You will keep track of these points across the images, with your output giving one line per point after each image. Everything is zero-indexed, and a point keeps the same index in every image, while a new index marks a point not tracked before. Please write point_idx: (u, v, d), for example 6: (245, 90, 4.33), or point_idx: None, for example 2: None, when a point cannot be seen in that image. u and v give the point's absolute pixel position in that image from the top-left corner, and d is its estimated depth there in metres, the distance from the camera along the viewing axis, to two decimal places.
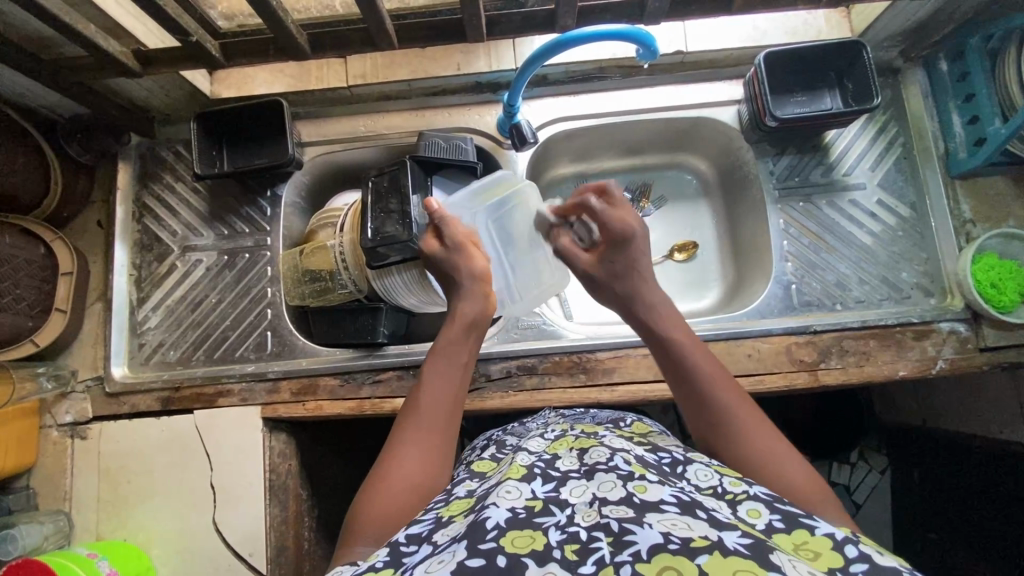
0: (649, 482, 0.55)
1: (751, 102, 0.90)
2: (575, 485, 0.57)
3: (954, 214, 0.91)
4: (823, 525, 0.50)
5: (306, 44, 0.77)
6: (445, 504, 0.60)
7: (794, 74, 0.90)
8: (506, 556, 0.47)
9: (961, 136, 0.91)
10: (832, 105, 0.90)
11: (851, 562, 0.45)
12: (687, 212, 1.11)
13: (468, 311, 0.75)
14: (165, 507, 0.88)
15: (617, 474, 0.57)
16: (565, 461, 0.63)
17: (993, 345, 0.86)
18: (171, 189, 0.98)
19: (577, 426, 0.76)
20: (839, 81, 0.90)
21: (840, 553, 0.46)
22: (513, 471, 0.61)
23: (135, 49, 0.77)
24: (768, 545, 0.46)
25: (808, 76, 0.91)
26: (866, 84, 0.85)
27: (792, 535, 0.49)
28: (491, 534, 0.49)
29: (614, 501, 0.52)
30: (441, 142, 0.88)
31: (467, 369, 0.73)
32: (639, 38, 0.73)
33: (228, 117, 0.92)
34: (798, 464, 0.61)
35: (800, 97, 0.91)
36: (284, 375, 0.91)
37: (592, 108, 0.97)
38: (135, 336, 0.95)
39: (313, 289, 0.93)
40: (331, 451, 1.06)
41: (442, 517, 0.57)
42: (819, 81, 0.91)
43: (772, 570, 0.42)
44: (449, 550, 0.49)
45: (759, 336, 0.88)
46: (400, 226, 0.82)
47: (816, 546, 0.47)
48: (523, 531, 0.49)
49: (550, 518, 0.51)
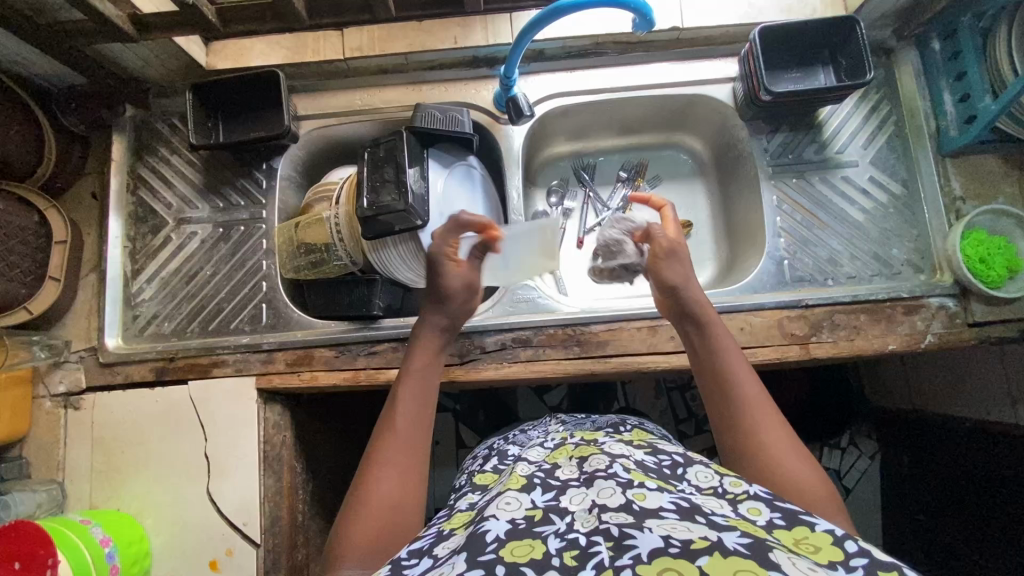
0: (648, 490, 0.55)
1: (746, 79, 0.91)
2: (574, 493, 0.58)
3: (944, 191, 0.92)
4: (821, 519, 0.51)
5: (303, 10, 0.77)
6: (447, 520, 0.63)
7: (787, 52, 0.91)
8: (505, 565, 0.47)
9: (952, 114, 0.91)
10: (826, 81, 0.91)
11: (851, 556, 0.46)
12: (682, 192, 1.12)
13: (433, 335, 0.77)
14: (159, 477, 0.88)
15: (617, 481, 0.57)
16: (565, 470, 0.64)
17: (981, 320, 0.87)
18: (166, 161, 0.98)
19: (575, 433, 0.78)
20: (833, 58, 0.91)
21: (839, 547, 0.47)
22: (512, 482, 0.63)
23: (131, 14, 0.76)
24: (768, 545, 0.46)
25: (803, 52, 0.91)
26: (859, 60, 0.86)
27: (792, 530, 0.51)
28: (490, 547, 0.49)
29: (612, 508, 0.52)
30: (438, 115, 0.88)
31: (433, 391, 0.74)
32: (636, 7, 0.72)
33: (223, 87, 0.92)
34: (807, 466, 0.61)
35: (795, 74, 0.92)
36: (279, 347, 0.91)
37: (588, 85, 0.98)
38: (129, 307, 0.95)
39: (308, 261, 0.94)
40: (325, 427, 1.07)
41: (443, 532, 0.59)
42: (814, 57, 0.92)
43: (772, 570, 0.42)
44: (449, 562, 0.49)
45: (752, 310, 0.89)
46: (395, 196, 0.82)
47: (816, 539, 0.49)
48: (522, 541, 0.50)
49: (550, 527, 0.52)
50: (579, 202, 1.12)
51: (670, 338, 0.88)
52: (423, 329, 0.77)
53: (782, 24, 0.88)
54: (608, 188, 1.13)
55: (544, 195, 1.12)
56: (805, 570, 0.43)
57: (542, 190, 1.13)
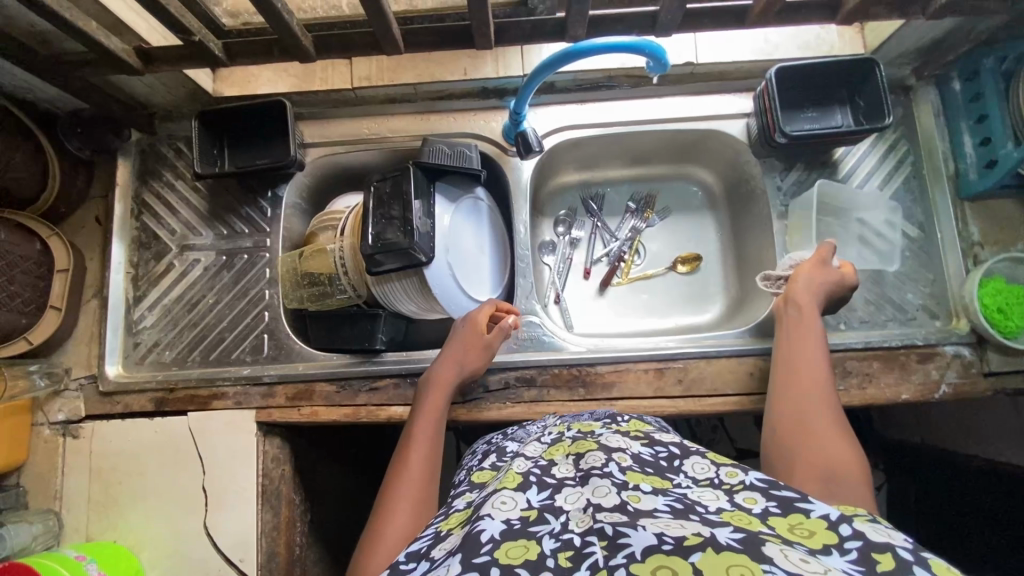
0: (643, 491, 0.54)
1: (760, 117, 0.89)
2: (569, 492, 0.55)
3: (962, 235, 0.90)
4: (818, 507, 0.50)
5: (310, 46, 0.76)
6: (444, 518, 0.60)
7: (805, 92, 0.89)
8: (500, 568, 0.47)
9: (972, 157, 0.89)
10: (843, 122, 0.89)
11: (845, 539, 0.47)
12: (693, 224, 1.09)
13: (446, 376, 0.82)
14: (157, 510, 0.87)
15: (611, 481, 0.55)
16: (560, 467, 0.61)
17: (997, 370, 0.85)
18: (170, 187, 0.97)
19: (573, 426, 0.73)
20: (851, 98, 0.89)
21: (834, 531, 0.47)
22: (507, 480, 0.59)
23: (137, 47, 0.75)
24: (761, 538, 0.45)
25: (821, 91, 0.89)
26: (878, 103, 0.84)
27: (787, 517, 0.50)
28: (486, 548, 0.48)
29: (607, 507, 0.51)
30: (445, 149, 0.87)
31: (442, 431, 0.78)
32: (650, 51, 0.71)
33: (230, 115, 0.91)
34: (846, 451, 0.65)
35: (811, 113, 0.90)
36: (279, 380, 0.90)
37: (597, 118, 0.96)
38: (130, 335, 0.94)
39: (312, 293, 0.92)
40: (325, 455, 1.06)
41: (441, 531, 0.57)
42: (831, 97, 0.90)
43: (764, 564, 0.41)
44: (445, 565, 0.49)
45: (763, 355, 0.87)
46: (400, 234, 0.81)
47: (811, 525, 0.49)
48: (518, 542, 0.49)
49: (545, 528, 0.51)
50: (587, 231, 1.10)
51: (677, 382, 0.87)
52: (438, 370, 0.82)
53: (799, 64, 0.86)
54: (617, 218, 1.10)
55: (551, 224, 1.10)
56: (798, 561, 0.42)
57: (549, 220, 1.11)
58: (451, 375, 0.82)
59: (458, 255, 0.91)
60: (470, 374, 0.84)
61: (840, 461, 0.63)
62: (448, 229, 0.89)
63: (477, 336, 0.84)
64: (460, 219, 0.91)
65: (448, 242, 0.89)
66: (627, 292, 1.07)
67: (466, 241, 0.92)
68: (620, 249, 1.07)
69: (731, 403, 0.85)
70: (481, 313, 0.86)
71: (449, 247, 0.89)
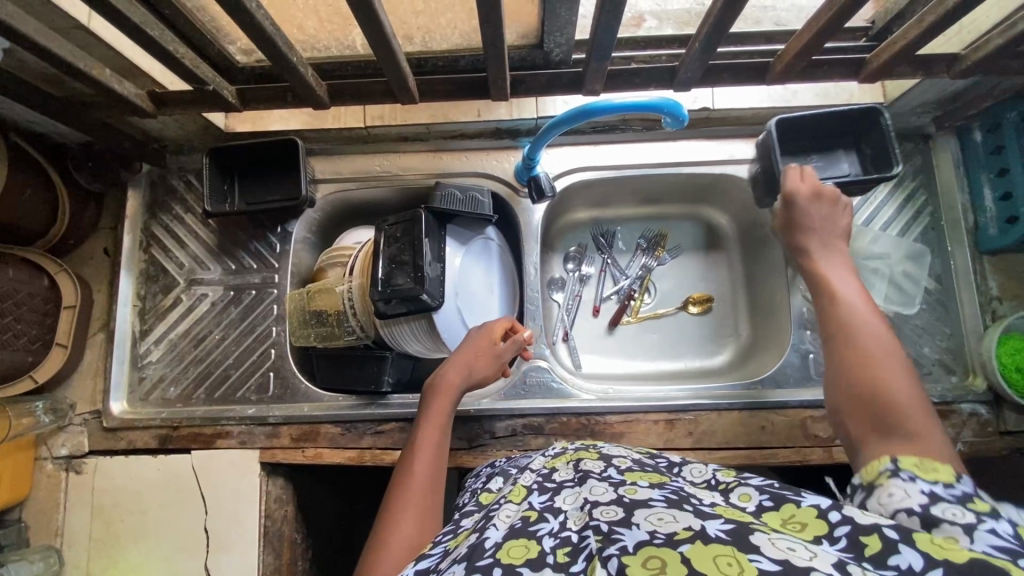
0: (639, 486, 0.52)
1: (764, 161, 0.87)
2: (568, 493, 0.54)
3: (980, 290, 0.89)
4: (810, 498, 0.46)
5: (324, 93, 0.76)
6: (453, 537, 0.56)
7: (810, 140, 0.88)
8: (501, 568, 0.44)
9: (992, 211, 0.88)
10: (848, 168, 0.87)
11: (835, 527, 0.42)
12: (704, 264, 1.08)
13: (452, 382, 0.77)
14: (158, 549, 0.86)
15: (609, 482, 0.54)
16: (561, 473, 0.59)
17: (1014, 429, 0.84)
18: (179, 220, 0.97)
19: (575, 442, 0.71)
20: (856, 144, 0.87)
21: (823, 519, 0.43)
22: (513, 492, 0.57)
23: (149, 91, 0.77)
24: (750, 527, 0.43)
25: (826, 136, 0.88)
26: (885, 150, 0.83)
27: (780, 512, 0.46)
28: (488, 552, 0.46)
29: (603, 503, 0.49)
30: (458, 193, 0.86)
31: (448, 440, 0.73)
32: (667, 108, 0.71)
33: (242, 152, 0.90)
34: (918, 394, 0.55)
35: (815, 161, 0.88)
36: (284, 421, 0.89)
37: (610, 160, 0.95)
38: (136, 369, 0.93)
39: (319, 333, 0.90)
40: (325, 489, 1.05)
41: (449, 549, 0.53)
42: (835, 142, 0.88)
43: (752, 554, 0.39)
44: (448, 572, 0.46)
45: (774, 408, 0.86)
46: (411, 280, 0.79)
47: (801, 518, 0.44)
48: (518, 541, 0.47)
49: (545, 526, 0.49)
50: (597, 268, 1.08)
51: (687, 434, 0.85)
52: (443, 375, 0.78)
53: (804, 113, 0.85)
54: (627, 255, 1.09)
55: (560, 261, 1.09)
56: (786, 549, 0.39)
57: (559, 256, 1.09)
58: (457, 380, 0.77)
59: (468, 299, 0.90)
60: (479, 380, 0.79)
61: (907, 406, 0.53)
62: (458, 273, 0.88)
63: (487, 343, 0.81)
64: (469, 263, 0.90)
65: (459, 286, 0.88)
66: (636, 331, 1.05)
67: (475, 284, 0.91)
68: (630, 286, 1.06)
69: (742, 457, 0.84)
70: (492, 324, 0.83)
71: (459, 289, 0.88)
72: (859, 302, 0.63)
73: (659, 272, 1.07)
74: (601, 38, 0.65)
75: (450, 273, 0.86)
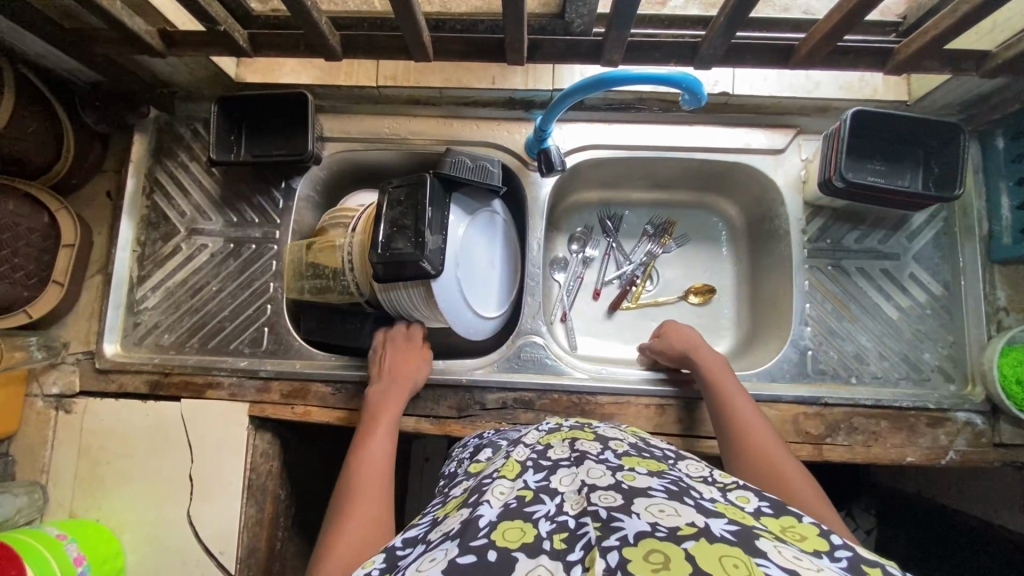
0: (639, 472, 0.51)
1: (824, 160, 0.84)
2: (565, 474, 0.52)
3: (987, 299, 0.87)
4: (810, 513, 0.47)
5: (336, 45, 0.74)
6: (443, 506, 0.57)
7: (875, 143, 0.84)
8: (496, 551, 0.43)
9: (1008, 220, 0.86)
10: (911, 184, 0.84)
11: (836, 548, 0.43)
12: (709, 256, 1.07)
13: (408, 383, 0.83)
14: (142, 492, 0.86)
15: (606, 465, 0.53)
16: (556, 450, 0.58)
17: (1008, 442, 0.83)
18: (184, 168, 0.96)
19: (569, 418, 0.70)
20: (926, 160, 0.84)
21: (825, 538, 0.44)
22: (506, 467, 0.56)
23: (160, 29, 0.75)
24: (755, 531, 0.43)
25: (897, 147, 0.84)
26: (953, 171, 0.80)
27: (780, 519, 0.47)
28: (482, 531, 0.45)
29: (601, 488, 0.48)
30: (469, 162, 0.85)
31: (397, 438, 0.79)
32: (686, 84, 0.69)
33: (251, 103, 0.88)
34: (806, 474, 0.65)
35: (879, 166, 0.85)
36: (275, 375, 0.89)
37: (623, 140, 0.94)
38: (131, 314, 0.93)
39: (314, 285, 0.89)
40: (310, 448, 1.05)
41: (438, 517, 0.54)
42: (904, 154, 0.85)
43: (759, 558, 0.39)
44: (440, 549, 0.45)
45: (767, 402, 0.85)
46: (411, 245, 0.78)
47: (801, 530, 0.45)
48: (514, 523, 0.46)
49: (541, 508, 0.48)
50: (601, 251, 1.07)
51: (677, 420, 0.85)
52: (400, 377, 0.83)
53: (886, 112, 0.81)
54: (632, 240, 1.08)
55: (565, 240, 1.08)
56: (793, 558, 0.40)
57: (564, 236, 1.08)
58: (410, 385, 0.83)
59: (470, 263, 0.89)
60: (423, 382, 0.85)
61: (793, 477, 0.64)
62: (464, 242, 0.87)
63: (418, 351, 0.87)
64: (469, 236, 0.88)
65: (460, 250, 0.86)
66: (636, 317, 1.04)
67: (477, 254, 0.90)
68: (633, 272, 1.05)
69: None
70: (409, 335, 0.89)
71: (461, 256, 0.87)
72: (744, 403, 0.75)
73: (667, 260, 1.06)
74: (624, 7, 0.63)
75: (453, 236, 0.85)
